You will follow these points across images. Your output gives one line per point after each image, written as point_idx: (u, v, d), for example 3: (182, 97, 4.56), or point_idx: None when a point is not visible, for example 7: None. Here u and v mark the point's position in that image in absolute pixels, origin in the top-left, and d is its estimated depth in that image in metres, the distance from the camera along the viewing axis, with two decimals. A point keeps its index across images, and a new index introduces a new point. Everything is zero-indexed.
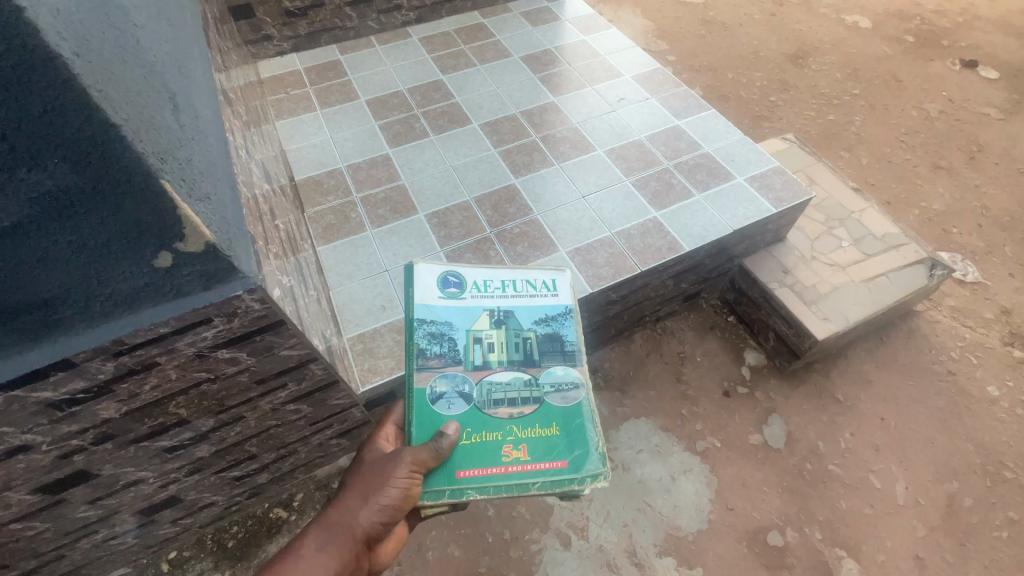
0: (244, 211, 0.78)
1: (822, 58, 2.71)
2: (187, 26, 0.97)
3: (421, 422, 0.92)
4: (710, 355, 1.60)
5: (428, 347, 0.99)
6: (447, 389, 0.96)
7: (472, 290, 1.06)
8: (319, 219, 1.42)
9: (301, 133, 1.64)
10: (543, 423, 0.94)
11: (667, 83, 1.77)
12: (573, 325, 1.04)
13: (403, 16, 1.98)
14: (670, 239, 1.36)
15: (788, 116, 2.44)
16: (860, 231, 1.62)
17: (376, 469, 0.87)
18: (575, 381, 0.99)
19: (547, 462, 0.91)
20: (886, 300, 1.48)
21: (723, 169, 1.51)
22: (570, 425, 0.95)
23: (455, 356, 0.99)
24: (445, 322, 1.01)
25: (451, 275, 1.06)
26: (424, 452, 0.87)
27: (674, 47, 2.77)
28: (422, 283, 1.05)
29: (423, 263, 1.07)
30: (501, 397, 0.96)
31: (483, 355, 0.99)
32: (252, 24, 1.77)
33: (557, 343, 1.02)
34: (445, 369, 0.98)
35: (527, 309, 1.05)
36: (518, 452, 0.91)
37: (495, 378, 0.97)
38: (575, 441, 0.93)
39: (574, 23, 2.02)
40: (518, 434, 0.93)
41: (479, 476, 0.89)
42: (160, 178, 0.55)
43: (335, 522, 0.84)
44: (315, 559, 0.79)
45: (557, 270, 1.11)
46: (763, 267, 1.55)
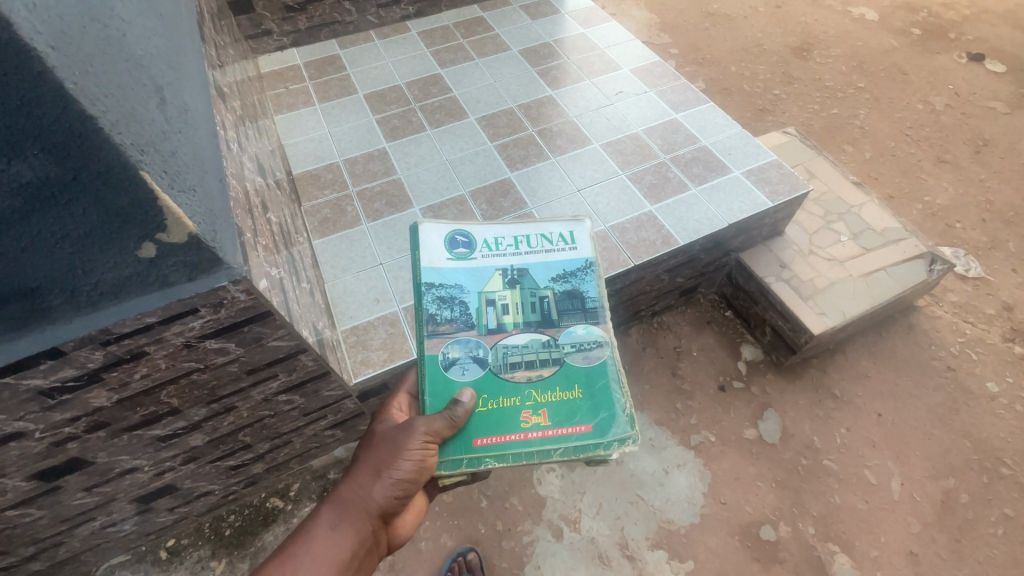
0: (231, 203, 0.79)
1: (827, 51, 2.67)
2: (179, 20, 0.98)
3: (435, 391, 0.96)
4: (706, 350, 1.60)
5: (438, 313, 1.01)
6: (461, 355, 0.99)
7: (482, 250, 1.08)
8: (315, 212, 1.43)
9: (299, 128, 1.65)
10: (565, 385, 0.97)
11: (666, 77, 1.76)
12: (593, 279, 1.06)
13: (403, 10, 1.98)
14: (664, 233, 1.36)
15: (791, 110, 2.42)
16: (859, 225, 1.60)
17: (387, 444, 0.90)
18: (598, 339, 1.01)
19: (569, 427, 0.93)
20: (884, 295, 1.46)
21: (720, 163, 1.50)
22: (594, 386, 0.97)
23: (468, 320, 1.01)
24: (456, 285, 1.04)
25: (460, 235, 1.08)
26: (438, 423, 0.90)
27: (677, 40, 2.75)
28: (431, 245, 1.07)
29: (431, 224, 1.08)
30: (518, 360, 0.99)
31: (497, 317, 1.02)
32: (251, 19, 1.79)
33: (576, 300, 1.04)
34: (458, 335, 1.00)
35: (543, 266, 1.07)
36: (538, 417, 0.94)
37: (511, 341, 1.00)
38: (600, 403, 0.95)
39: (574, 16, 2.01)
40: (537, 399, 0.96)
41: (497, 443, 0.92)
42: (140, 170, 0.56)
43: (349, 498, 0.87)
44: (330, 535, 0.83)
45: (573, 223, 1.12)
46: (760, 261, 1.54)
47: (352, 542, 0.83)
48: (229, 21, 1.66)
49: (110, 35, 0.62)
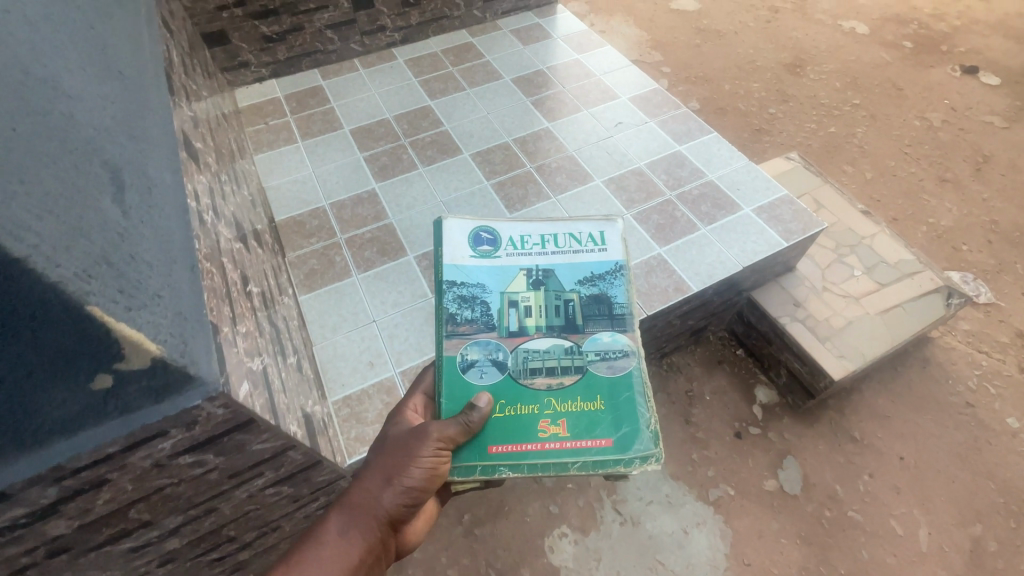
0: (205, 294, 0.70)
1: (821, 67, 2.62)
2: (141, 75, 0.88)
3: (451, 393, 0.95)
4: (719, 393, 1.52)
5: (459, 313, 1.05)
6: (480, 357, 1.00)
7: (508, 250, 1.13)
8: (301, 264, 1.32)
9: (281, 168, 1.54)
10: (587, 396, 0.96)
11: (666, 105, 1.69)
12: (620, 285, 1.09)
13: (388, 37, 1.88)
14: (676, 278, 1.28)
15: (788, 129, 2.36)
16: (872, 258, 1.54)
17: (397, 451, 0.86)
18: (625, 349, 1.01)
19: (589, 440, 0.92)
20: (903, 333, 1.40)
21: (729, 199, 1.42)
22: (618, 401, 0.95)
23: (489, 321, 1.04)
24: (479, 285, 1.08)
25: (488, 237, 1.14)
26: (451, 428, 0.88)
27: (668, 58, 2.69)
28: (457, 245, 1.13)
29: (462, 225, 1.15)
30: (538, 366, 0.99)
31: (519, 318, 1.04)
32: (227, 51, 1.68)
33: (602, 305, 1.06)
34: (478, 336, 1.02)
35: (569, 268, 1.11)
36: (558, 428, 0.93)
37: (533, 346, 1.01)
38: (623, 418, 0.93)
39: (566, 41, 1.93)
40: (558, 408, 0.95)
41: (514, 452, 0.90)
42: (86, 303, 0.50)
43: (357, 506, 0.81)
44: (338, 545, 0.76)
45: (602, 226, 1.17)
46: (773, 300, 1.47)
47: (361, 552, 0.77)
48: (203, 56, 1.55)
49: (41, 129, 0.52)
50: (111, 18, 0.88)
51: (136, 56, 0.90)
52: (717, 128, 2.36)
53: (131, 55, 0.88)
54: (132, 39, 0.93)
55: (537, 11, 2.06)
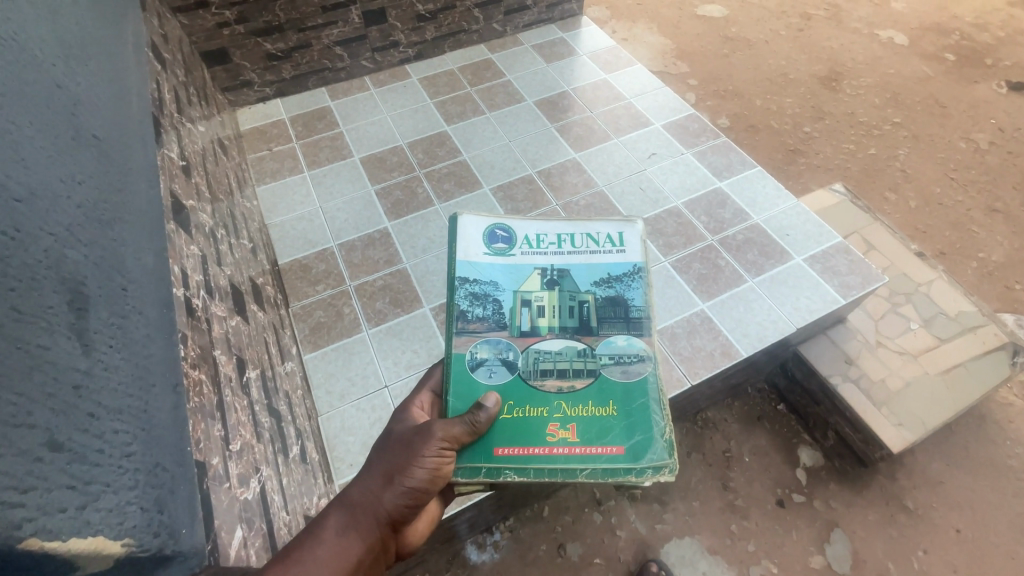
0: (191, 416, 0.59)
1: (858, 80, 2.43)
2: (122, 133, 0.75)
3: (457, 392, 0.81)
4: (759, 454, 1.39)
5: (471, 309, 0.87)
6: (489, 355, 0.84)
7: (523, 247, 0.94)
8: (306, 316, 1.20)
9: (287, 203, 1.42)
10: (599, 399, 0.80)
11: (703, 134, 1.55)
12: (640, 287, 0.90)
13: (401, 53, 1.74)
14: (722, 341, 1.15)
15: (826, 150, 2.19)
16: (929, 308, 1.41)
17: (400, 446, 0.75)
18: (640, 354, 0.84)
19: (600, 447, 0.77)
20: (967, 397, 1.27)
21: (777, 247, 1.29)
22: (631, 407, 0.80)
23: (500, 320, 0.87)
24: (490, 282, 0.90)
25: (502, 231, 0.95)
26: (459, 427, 0.75)
27: (694, 69, 2.51)
28: (469, 239, 0.94)
29: (473, 219, 0.95)
30: (549, 367, 0.83)
31: (532, 318, 0.87)
32: (228, 70, 1.55)
33: (619, 308, 0.88)
34: (488, 335, 0.85)
35: (586, 267, 0.92)
36: (567, 432, 0.78)
37: (545, 345, 0.84)
38: (636, 424, 0.78)
39: (593, 59, 1.79)
40: (566, 411, 0.80)
41: (519, 456, 0.76)
42: (26, 529, 0.37)
43: (355, 504, 0.71)
44: (335, 545, 0.67)
45: (625, 221, 0.96)
46: (822, 356, 1.34)
47: (358, 555, 0.67)
48: (203, 78, 1.42)
49: None
50: (90, 67, 0.75)
51: (117, 108, 0.77)
52: (749, 149, 2.20)
53: (112, 110, 0.76)
54: (113, 86, 0.80)
55: (560, 24, 1.92)
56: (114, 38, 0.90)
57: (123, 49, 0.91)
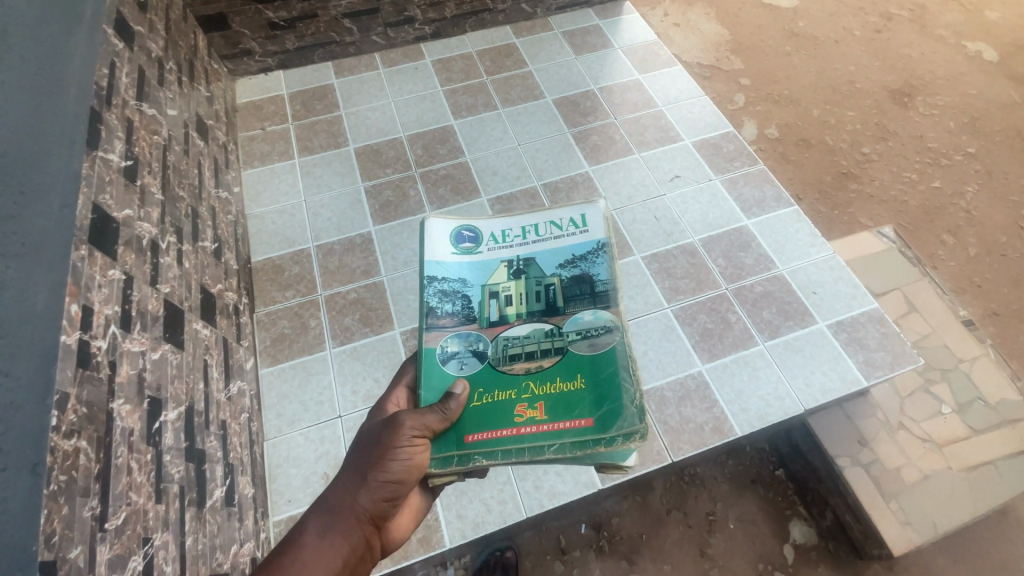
0: (42, 504, 0.51)
1: (933, 98, 2.13)
2: (39, 130, 0.64)
3: (430, 382, 0.74)
4: (745, 521, 1.28)
5: (439, 306, 0.78)
6: (460, 348, 0.76)
7: (489, 242, 0.82)
8: (270, 325, 1.13)
9: (270, 192, 1.32)
10: (567, 374, 0.73)
11: (737, 158, 1.37)
12: (605, 260, 0.79)
13: (417, 31, 1.59)
14: (716, 413, 1.02)
15: (882, 177, 1.94)
16: (966, 392, 1.24)
17: (371, 441, 0.69)
18: (608, 324, 0.76)
19: (567, 422, 0.70)
20: (990, 500, 1.13)
21: (799, 306, 1.13)
22: (600, 376, 0.72)
23: (469, 314, 0.77)
24: (457, 279, 0.80)
25: (464, 228, 0.83)
26: (427, 416, 0.68)
27: (750, 67, 2.24)
28: (432, 240, 0.82)
29: (435, 218, 0.83)
30: (518, 352, 0.75)
31: (500, 309, 0.78)
32: (226, 37, 1.43)
33: (585, 285, 0.78)
34: (458, 329, 0.77)
35: (551, 251, 0.81)
36: (534, 410, 0.71)
37: (512, 332, 0.76)
38: (606, 393, 0.71)
39: (628, 54, 1.59)
40: (534, 390, 0.73)
41: (487, 440, 0.69)
42: None
43: (332, 505, 0.67)
44: (314, 552, 0.64)
45: (587, 202, 0.84)
46: (834, 433, 1.19)
47: (341, 558, 0.64)
48: (194, 46, 1.31)
49: None
50: (10, 45, 0.63)
51: (41, 99, 0.66)
52: (796, 167, 1.98)
53: (33, 98, 0.64)
54: (45, 67, 0.68)
55: (598, 8, 1.71)
56: (66, 1, 0.77)
57: (77, 18, 0.79)
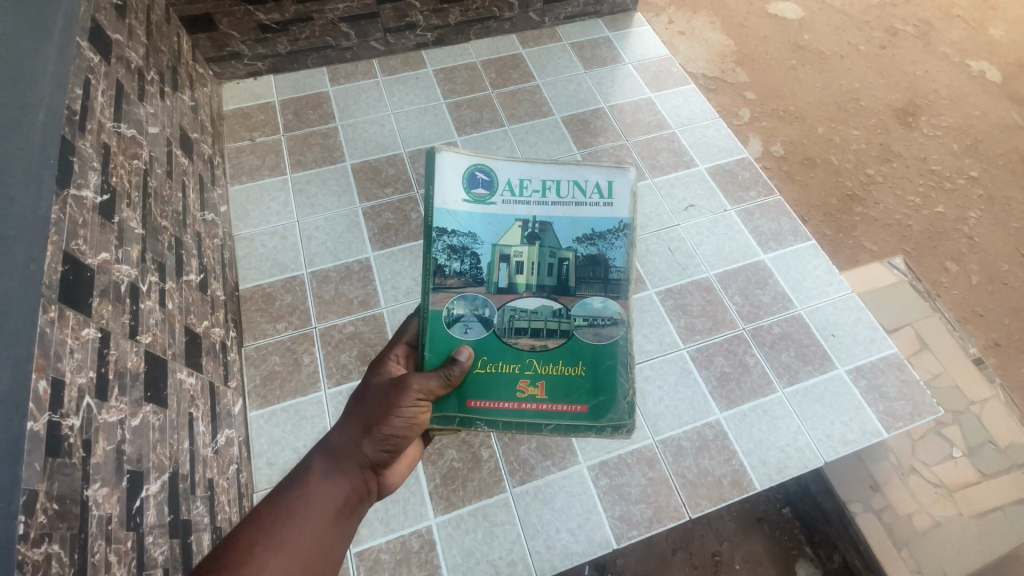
0: None
1: (938, 118, 1.81)
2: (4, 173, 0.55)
3: (435, 345, 0.66)
4: (751, 563, 1.24)
5: (447, 265, 0.67)
6: (465, 312, 0.67)
7: (504, 192, 0.70)
8: (260, 361, 1.05)
9: (259, 211, 1.23)
10: (567, 358, 0.68)
11: (753, 188, 1.31)
12: (626, 244, 0.69)
13: (418, 37, 1.50)
14: (735, 465, 0.97)
15: (888, 200, 1.64)
16: (977, 434, 1.23)
17: (377, 392, 0.63)
18: (615, 316, 0.69)
19: (565, 405, 0.67)
20: (999, 547, 1.12)
21: (819, 350, 1.09)
22: (599, 367, 0.68)
23: (477, 276, 0.68)
24: (467, 232, 0.68)
25: (480, 169, 0.70)
26: (433, 380, 0.63)
27: (755, 80, 1.89)
28: (442, 177, 0.68)
29: (448, 151, 0.69)
30: (523, 326, 0.68)
31: (509, 276, 0.69)
32: (213, 38, 1.33)
33: (599, 268, 0.69)
34: (465, 290, 0.67)
35: (571, 219, 0.70)
36: (535, 387, 0.67)
37: (521, 304, 0.67)
38: (604, 383, 0.67)
39: (639, 70, 1.53)
40: (537, 367, 0.67)
41: (489, 408, 0.66)
42: None
43: (332, 448, 0.60)
44: (306, 506, 0.56)
45: (617, 166, 0.72)
46: (846, 477, 1.19)
47: (339, 503, 0.58)
48: (178, 50, 1.21)
49: None
50: None
51: (3, 132, 0.57)
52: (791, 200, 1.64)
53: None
54: (10, 96, 0.59)
55: (607, 19, 1.63)
56: (33, 12, 0.67)
57: (48, 31, 0.70)
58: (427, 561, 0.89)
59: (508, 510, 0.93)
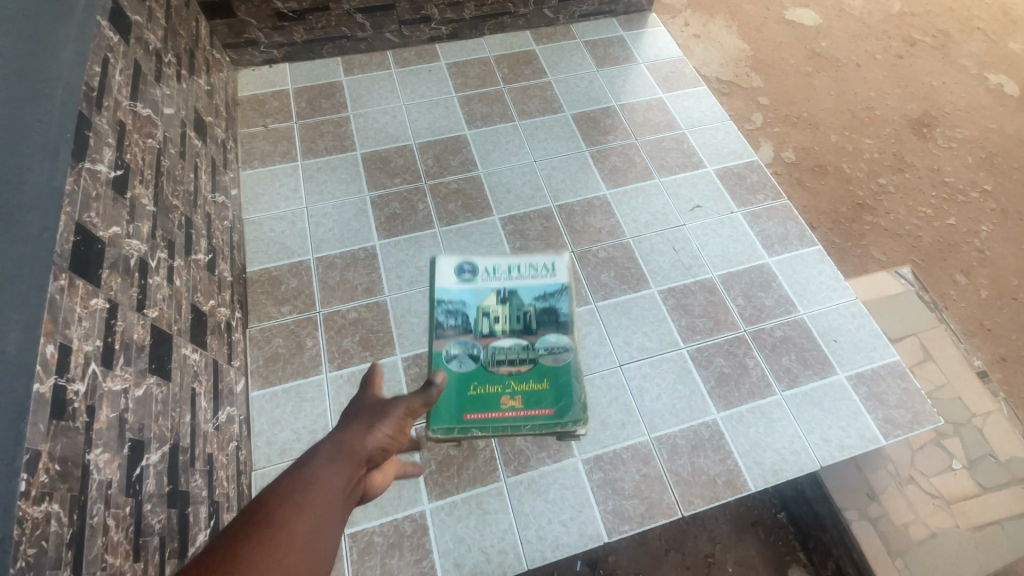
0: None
1: (954, 130, 1.80)
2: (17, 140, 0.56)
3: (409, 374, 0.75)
4: (743, 567, 1.24)
5: (446, 321, 0.95)
6: (462, 352, 0.93)
7: (484, 275, 1.01)
8: (264, 342, 1.07)
9: (270, 195, 1.25)
10: (534, 379, 0.93)
11: (761, 191, 1.31)
12: (567, 299, 0.99)
13: (433, 31, 1.51)
14: (730, 465, 0.98)
15: (898, 210, 1.63)
16: (977, 447, 1.22)
17: (368, 401, 0.64)
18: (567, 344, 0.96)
19: (537, 410, 0.91)
20: (995, 561, 1.11)
21: (820, 355, 1.09)
22: (558, 381, 0.92)
23: (467, 327, 0.95)
24: (459, 301, 0.97)
25: (466, 263, 1.01)
26: (418, 396, 0.68)
27: (769, 85, 1.88)
28: (440, 272, 1.00)
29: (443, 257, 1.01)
30: (500, 358, 0.93)
31: (489, 326, 0.96)
32: (231, 25, 1.35)
33: (551, 315, 0.98)
34: (461, 336, 0.95)
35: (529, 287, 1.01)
36: (514, 401, 0.91)
37: (499, 343, 0.94)
38: (563, 391, 0.92)
39: (651, 70, 1.53)
40: (514, 386, 0.92)
41: (480, 418, 0.90)
42: None
43: (334, 439, 0.57)
44: (325, 481, 0.51)
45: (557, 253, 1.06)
46: (842, 483, 1.18)
47: (349, 485, 0.53)
48: (196, 35, 1.23)
49: None
50: None
51: (21, 104, 0.58)
52: (800, 206, 1.63)
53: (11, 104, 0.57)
54: (31, 71, 0.61)
55: (622, 19, 1.64)
56: None
57: (70, 6, 0.71)
58: (419, 545, 0.90)
59: (501, 500, 0.94)
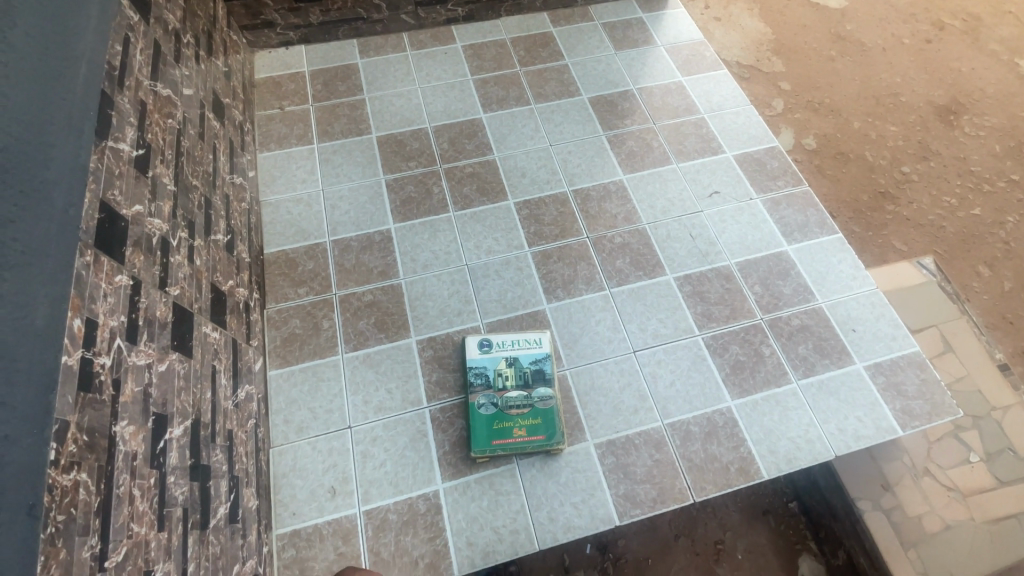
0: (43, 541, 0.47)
1: (982, 117, 1.74)
2: (44, 116, 0.57)
3: None
4: (753, 553, 1.24)
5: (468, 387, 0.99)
6: (484, 399, 0.98)
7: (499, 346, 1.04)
8: (281, 323, 1.08)
9: (286, 177, 1.26)
10: (529, 414, 0.97)
11: (781, 177, 1.29)
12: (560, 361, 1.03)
13: (449, 12, 1.50)
14: (743, 452, 0.97)
15: (921, 199, 1.60)
16: (996, 440, 1.21)
17: None
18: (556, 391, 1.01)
19: (536, 435, 0.96)
20: (1010, 555, 1.10)
21: (838, 345, 1.08)
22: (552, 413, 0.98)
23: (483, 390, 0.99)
24: (478, 370, 1.01)
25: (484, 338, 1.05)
26: None
27: (792, 70, 1.84)
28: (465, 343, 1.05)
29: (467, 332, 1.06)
30: (511, 401, 0.98)
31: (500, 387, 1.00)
32: (248, 6, 1.34)
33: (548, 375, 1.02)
34: (480, 390, 0.99)
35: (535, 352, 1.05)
36: (521, 430, 0.96)
37: (510, 394, 0.99)
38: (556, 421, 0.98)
39: (671, 53, 1.50)
40: (522, 420, 0.97)
41: (499, 442, 0.95)
42: None
43: None
44: None
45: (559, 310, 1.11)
46: (855, 473, 1.18)
47: None
48: (213, 16, 1.23)
49: None
50: (15, 23, 0.57)
51: (46, 80, 0.59)
52: (820, 194, 1.60)
53: (37, 81, 0.58)
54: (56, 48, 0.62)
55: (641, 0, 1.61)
56: None
57: None
58: (432, 524, 0.91)
59: (513, 481, 0.95)
